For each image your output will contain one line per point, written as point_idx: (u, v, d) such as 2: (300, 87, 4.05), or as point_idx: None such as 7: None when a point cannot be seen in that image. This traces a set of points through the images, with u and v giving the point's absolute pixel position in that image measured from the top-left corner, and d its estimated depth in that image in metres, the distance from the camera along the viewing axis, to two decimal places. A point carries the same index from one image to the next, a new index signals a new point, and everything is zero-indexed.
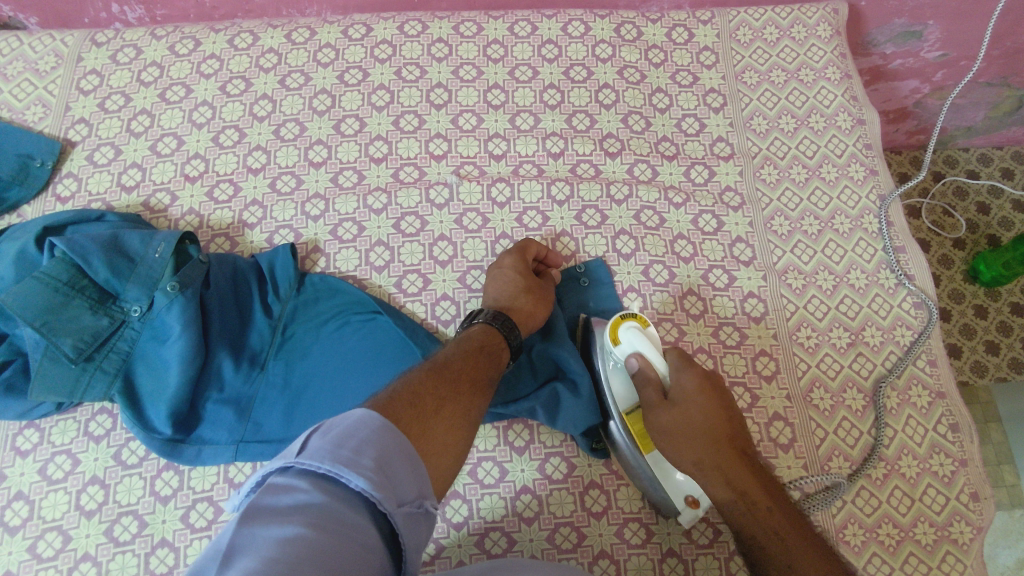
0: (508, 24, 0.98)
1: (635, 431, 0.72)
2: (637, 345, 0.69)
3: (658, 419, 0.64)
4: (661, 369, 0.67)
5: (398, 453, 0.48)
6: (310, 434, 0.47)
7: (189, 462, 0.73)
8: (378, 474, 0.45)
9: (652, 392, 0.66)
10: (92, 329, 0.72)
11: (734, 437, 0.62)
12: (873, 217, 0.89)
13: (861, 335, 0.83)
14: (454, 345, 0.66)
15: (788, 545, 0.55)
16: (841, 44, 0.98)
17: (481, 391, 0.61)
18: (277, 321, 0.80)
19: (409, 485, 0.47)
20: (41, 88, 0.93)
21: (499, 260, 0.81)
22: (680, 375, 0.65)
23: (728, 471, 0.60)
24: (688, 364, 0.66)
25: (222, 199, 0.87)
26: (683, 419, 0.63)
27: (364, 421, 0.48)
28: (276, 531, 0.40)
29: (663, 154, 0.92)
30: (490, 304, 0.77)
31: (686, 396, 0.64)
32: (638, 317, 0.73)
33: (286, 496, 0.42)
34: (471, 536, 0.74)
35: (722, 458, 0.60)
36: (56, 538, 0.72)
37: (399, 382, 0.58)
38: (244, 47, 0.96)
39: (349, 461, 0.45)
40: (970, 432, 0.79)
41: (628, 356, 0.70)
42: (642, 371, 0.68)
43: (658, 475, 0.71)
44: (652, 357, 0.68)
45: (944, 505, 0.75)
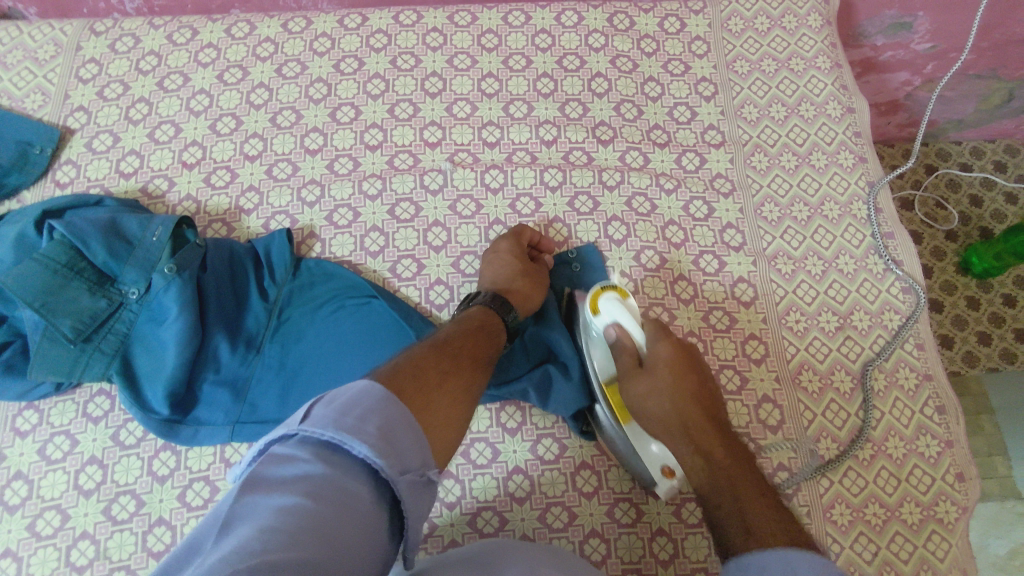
0: (502, 14, 0.99)
1: (613, 400, 0.73)
2: (615, 315, 0.71)
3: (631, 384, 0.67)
4: (639, 339, 0.69)
5: (401, 422, 0.48)
6: (314, 404, 0.48)
7: (186, 442, 0.75)
8: (381, 442, 0.46)
9: (628, 360, 0.69)
10: (91, 310, 0.73)
11: (701, 398, 0.64)
12: (862, 204, 0.90)
13: (849, 319, 0.85)
14: (452, 324, 0.67)
15: (738, 491, 0.56)
16: (831, 34, 0.99)
17: (480, 368, 0.62)
18: (272, 304, 0.81)
19: (412, 454, 0.48)
20: (40, 76, 0.94)
21: (494, 245, 0.82)
22: (655, 345, 0.68)
23: (690, 426, 0.62)
24: (664, 334, 0.68)
25: (219, 186, 0.89)
26: (653, 382, 0.65)
27: (367, 391, 0.49)
28: (278, 499, 0.41)
29: (655, 141, 0.93)
30: (485, 288, 0.78)
31: (658, 362, 0.66)
32: (619, 287, 0.74)
33: (288, 466, 0.44)
34: (464, 516, 0.75)
35: (685, 414, 0.63)
36: (55, 517, 0.73)
37: (402, 356, 0.59)
38: (241, 36, 0.97)
39: (353, 429, 0.45)
40: (956, 414, 0.80)
41: (607, 325, 0.72)
42: (619, 340, 0.70)
43: (634, 444, 0.72)
44: (629, 327, 0.70)
45: (930, 486, 0.77)
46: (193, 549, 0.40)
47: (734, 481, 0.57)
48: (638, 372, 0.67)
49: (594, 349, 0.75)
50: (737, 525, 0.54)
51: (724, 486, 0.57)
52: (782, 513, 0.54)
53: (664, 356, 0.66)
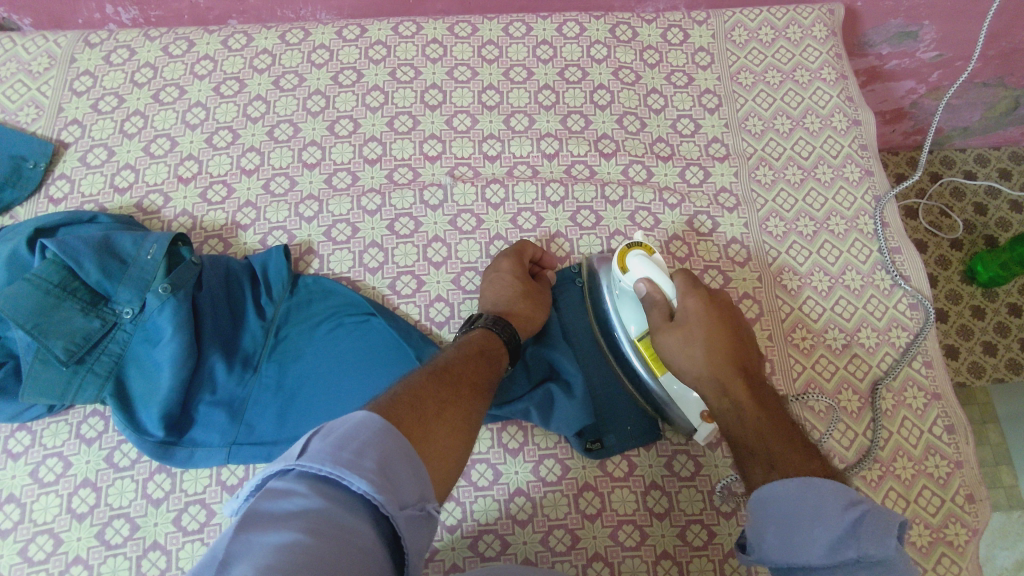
0: (503, 25, 0.98)
1: (648, 354, 0.74)
2: (646, 270, 0.70)
3: (661, 337, 0.66)
4: (669, 293, 0.68)
5: (400, 455, 0.47)
6: (312, 437, 0.46)
7: (181, 464, 0.73)
8: (380, 477, 0.44)
9: (658, 314, 0.67)
10: (84, 331, 0.72)
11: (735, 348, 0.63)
12: (868, 218, 0.89)
13: (856, 336, 0.83)
14: (453, 348, 0.66)
15: (768, 441, 0.56)
16: (837, 44, 0.98)
17: (481, 395, 0.61)
18: (270, 323, 0.80)
19: (411, 487, 0.47)
20: (34, 89, 0.93)
21: (495, 263, 0.80)
22: (686, 297, 0.66)
23: (723, 379, 0.61)
24: (695, 287, 0.66)
25: (215, 201, 0.87)
26: (686, 335, 0.64)
27: (366, 423, 0.48)
28: (275, 536, 0.39)
29: (658, 155, 0.92)
30: (487, 308, 0.77)
31: (690, 314, 0.64)
32: (644, 245, 0.73)
33: (285, 502, 0.42)
34: (465, 539, 0.73)
35: (720, 369, 0.61)
36: (47, 541, 0.71)
37: (399, 385, 0.57)
38: (238, 48, 0.96)
39: (351, 463, 0.44)
40: (965, 433, 0.79)
41: (637, 281, 0.71)
42: (649, 293, 0.69)
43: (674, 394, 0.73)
44: (659, 281, 0.69)
45: (939, 507, 0.75)
46: None
47: (764, 434, 0.57)
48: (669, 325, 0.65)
49: (624, 305, 0.75)
50: (760, 464, 0.56)
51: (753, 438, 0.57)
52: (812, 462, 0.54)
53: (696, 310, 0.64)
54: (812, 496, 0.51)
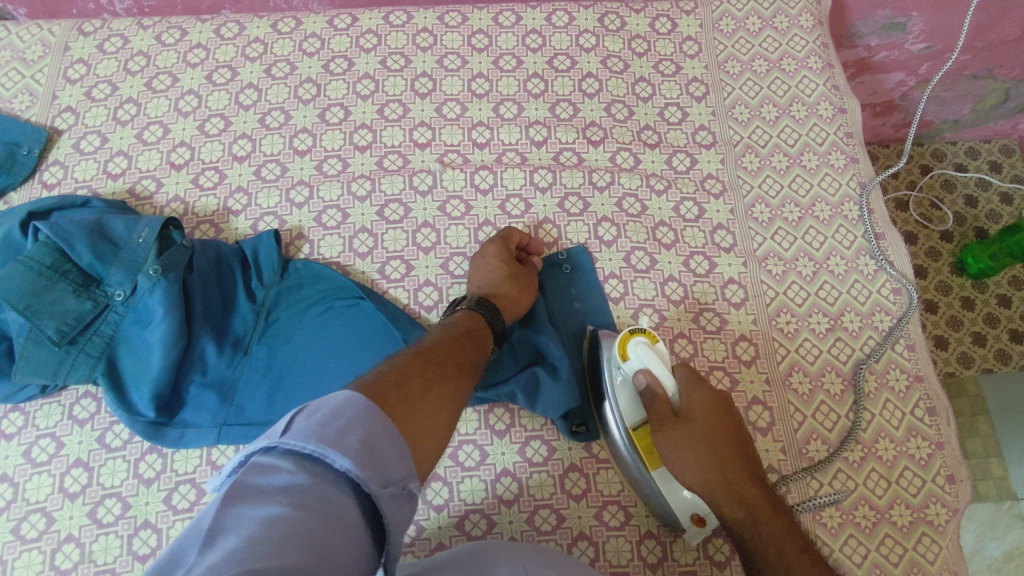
0: (492, 14, 0.99)
1: (643, 447, 0.71)
2: (646, 360, 0.68)
3: (664, 439, 0.64)
4: (670, 387, 0.66)
5: (384, 433, 0.48)
6: (296, 414, 0.47)
7: (172, 444, 0.74)
8: (363, 455, 0.45)
9: (660, 408, 0.65)
10: (76, 312, 0.73)
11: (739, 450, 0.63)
12: (853, 205, 0.90)
13: (840, 320, 0.84)
14: (439, 330, 0.67)
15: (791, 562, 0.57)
16: (823, 34, 0.99)
17: (467, 375, 0.62)
18: (260, 306, 0.81)
19: (396, 466, 0.47)
20: (28, 77, 0.94)
21: (482, 249, 0.82)
22: (691, 394, 0.65)
23: (735, 489, 0.60)
24: (699, 382, 0.66)
25: (207, 187, 0.88)
26: (695, 438, 0.62)
27: (351, 400, 0.48)
28: (259, 512, 0.40)
29: (645, 142, 0.93)
30: (474, 292, 0.78)
31: (696, 414, 0.63)
32: (647, 333, 0.71)
33: (270, 477, 0.43)
34: (451, 518, 0.74)
35: (729, 477, 0.61)
36: (39, 520, 0.73)
37: (385, 364, 0.58)
38: (230, 37, 0.97)
39: (335, 440, 0.45)
40: (947, 415, 0.80)
41: (636, 371, 0.68)
42: (650, 387, 0.67)
43: (665, 490, 0.69)
44: (659, 372, 0.67)
45: (920, 488, 0.76)
46: (174, 559, 0.39)
47: (783, 552, 0.57)
48: (674, 425, 0.63)
49: (620, 391, 0.72)
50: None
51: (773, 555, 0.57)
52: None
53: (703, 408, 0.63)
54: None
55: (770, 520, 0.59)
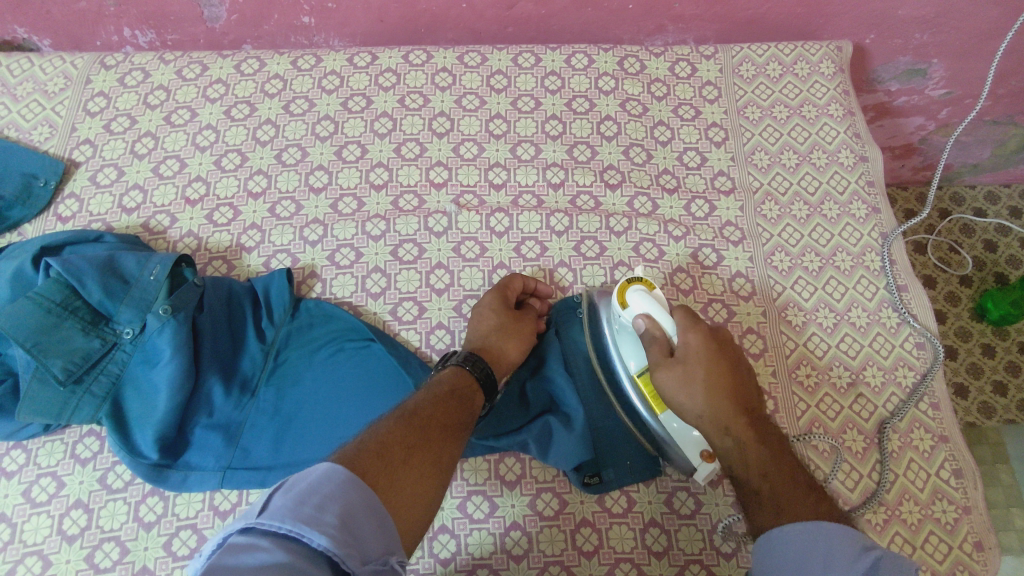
0: (512, 56, 0.99)
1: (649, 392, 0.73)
2: (646, 306, 0.70)
3: (661, 375, 0.66)
4: (669, 329, 0.68)
5: (363, 508, 0.49)
6: (272, 493, 0.48)
7: (174, 488, 0.72)
8: (341, 532, 0.46)
9: (657, 351, 0.67)
10: (83, 351, 0.72)
11: (736, 384, 0.63)
12: (875, 255, 0.88)
13: (862, 375, 0.82)
14: (424, 388, 0.66)
15: (775, 489, 0.58)
16: (844, 81, 0.98)
17: (451, 435, 0.61)
18: (270, 346, 0.80)
19: (375, 541, 0.48)
20: (49, 109, 0.94)
21: (479, 300, 0.80)
22: (686, 334, 0.66)
23: (722, 412, 0.62)
24: (695, 323, 0.66)
25: (221, 223, 0.88)
26: (688, 375, 0.64)
27: (326, 476, 0.49)
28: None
29: (663, 187, 0.92)
30: (465, 346, 0.77)
31: (690, 354, 0.64)
32: (644, 280, 0.73)
33: (248, 557, 0.43)
34: (458, 573, 0.72)
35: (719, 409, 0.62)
36: (36, 563, 0.71)
37: (367, 431, 0.58)
38: (250, 73, 0.97)
39: (312, 519, 0.46)
40: (973, 477, 0.77)
41: (636, 316, 0.70)
42: (649, 330, 0.69)
43: (673, 432, 0.72)
44: (658, 316, 0.69)
45: (946, 554, 0.73)
46: None
47: (769, 477, 0.58)
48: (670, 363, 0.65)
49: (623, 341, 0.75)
50: (769, 510, 0.57)
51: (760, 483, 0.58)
52: (819, 503, 0.56)
53: (697, 347, 0.64)
54: (827, 544, 0.52)
55: (758, 453, 0.60)
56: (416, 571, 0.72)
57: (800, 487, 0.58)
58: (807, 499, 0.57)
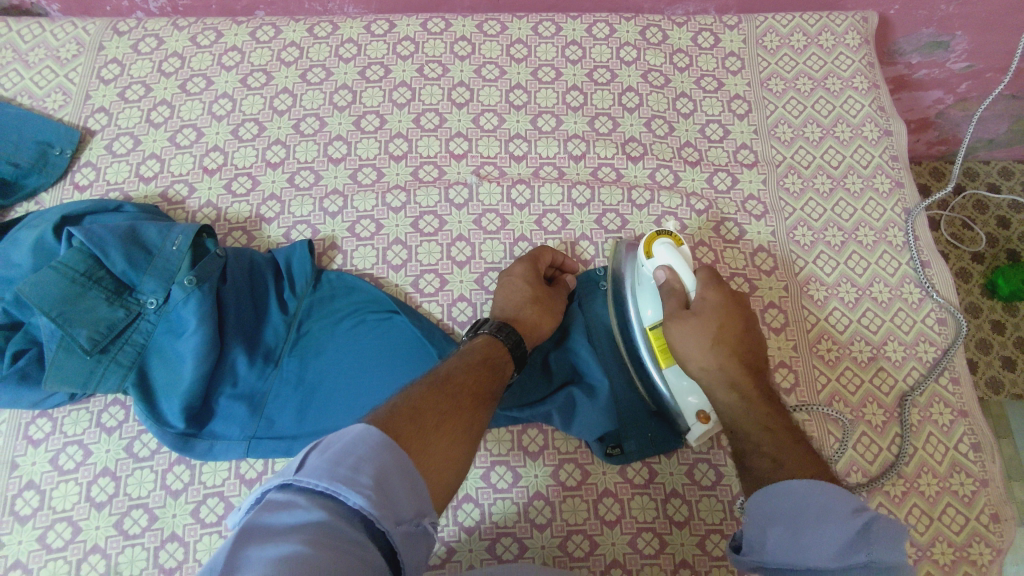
0: (532, 24, 0.97)
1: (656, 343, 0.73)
2: (670, 260, 0.71)
3: (676, 329, 0.67)
4: (689, 285, 0.69)
5: (397, 470, 0.48)
6: (310, 451, 0.48)
7: (201, 456, 0.73)
8: (376, 493, 0.45)
9: (674, 303, 0.69)
10: (108, 321, 0.71)
11: (747, 343, 0.66)
12: (898, 230, 0.88)
13: (882, 349, 0.82)
14: (456, 356, 0.66)
15: (775, 440, 0.59)
16: (869, 53, 0.97)
17: (482, 404, 0.61)
18: (292, 317, 0.79)
19: (409, 502, 0.48)
20: (62, 76, 0.93)
21: (509, 269, 0.80)
22: (705, 291, 0.67)
23: (729, 368, 0.64)
24: (715, 283, 0.68)
25: (240, 193, 0.87)
26: (702, 326, 0.65)
27: (363, 437, 0.49)
28: (275, 548, 0.40)
29: (685, 159, 0.91)
30: (496, 313, 0.76)
31: (707, 309, 0.66)
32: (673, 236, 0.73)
33: (286, 513, 0.43)
34: (482, 541, 0.73)
35: (728, 362, 0.64)
36: (65, 529, 0.71)
37: (398, 396, 0.58)
38: (266, 40, 0.95)
39: (347, 479, 0.45)
40: (992, 451, 0.77)
41: (658, 268, 0.71)
42: (670, 282, 0.70)
43: (672, 388, 0.74)
44: (681, 272, 0.70)
45: (963, 526, 0.74)
46: None
47: (770, 431, 0.60)
48: (685, 316, 0.67)
49: (640, 292, 0.76)
50: (767, 458, 0.58)
51: (760, 433, 0.60)
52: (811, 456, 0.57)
53: (714, 303, 0.66)
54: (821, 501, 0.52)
55: (758, 402, 0.62)
56: (441, 538, 0.73)
57: (799, 446, 0.58)
58: (803, 452, 0.58)
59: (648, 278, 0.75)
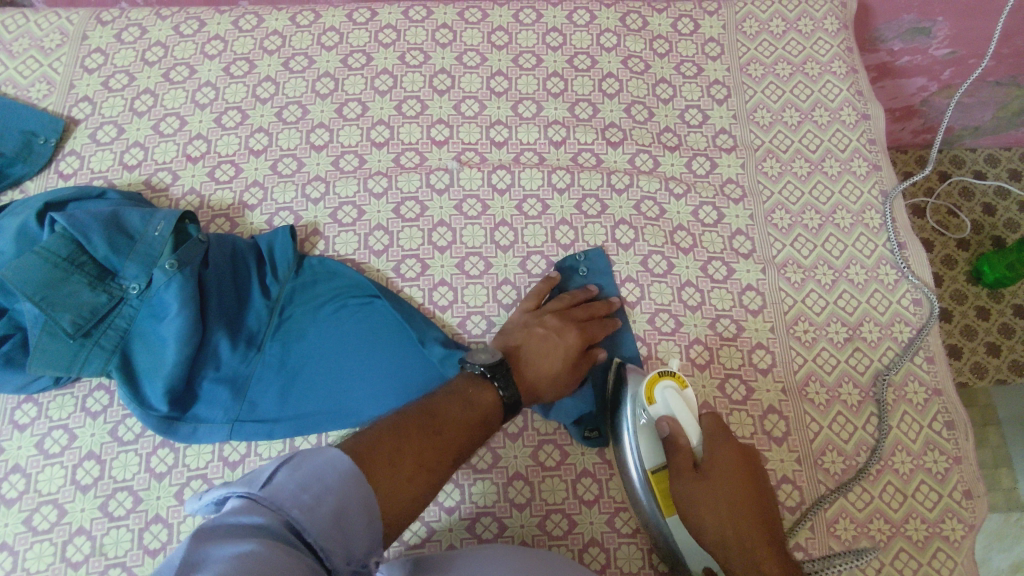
0: (513, 11, 0.98)
1: (659, 492, 0.68)
2: (672, 407, 0.67)
3: (684, 490, 0.63)
4: (694, 439, 0.66)
5: (360, 506, 0.49)
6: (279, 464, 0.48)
7: (184, 439, 0.74)
8: (332, 527, 0.47)
9: (681, 459, 0.65)
10: (91, 305, 0.72)
11: (760, 496, 0.62)
12: (875, 213, 0.89)
13: (859, 330, 0.83)
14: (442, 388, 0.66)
15: None
16: (848, 38, 0.97)
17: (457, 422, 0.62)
18: (275, 302, 0.80)
19: (361, 540, 0.49)
20: (46, 65, 0.94)
21: (559, 316, 0.77)
22: (715, 447, 0.64)
23: (748, 543, 0.59)
24: (722, 436, 0.65)
25: (223, 180, 0.88)
26: (713, 490, 0.62)
27: (333, 463, 0.50)
28: (232, 548, 0.40)
29: (665, 144, 0.92)
30: (528, 353, 0.74)
31: (717, 468, 0.63)
32: (675, 376, 0.70)
33: (246, 517, 0.44)
34: (462, 520, 0.74)
35: (745, 535, 0.59)
36: (51, 512, 0.73)
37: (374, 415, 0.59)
38: (249, 29, 0.96)
39: (310, 504, 0.46)
40: (965, 430, 0.79)
41: (660, 417, 0.67)
42: (672, 435, 0.66)
43: (681, 540, 0.67)
44: (684, 421, 0.66)
45: (936, 502, 0.75)
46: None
47: None
48: (694, 477, 0.63)
49: (642, 437, 0.70)
50: None
51: None
52: None
53: (723, 460, 0.63)
54: None
55: None
56: (422, 519, 0.74)
57: None
58: None
59: (649, 422, 0.70)
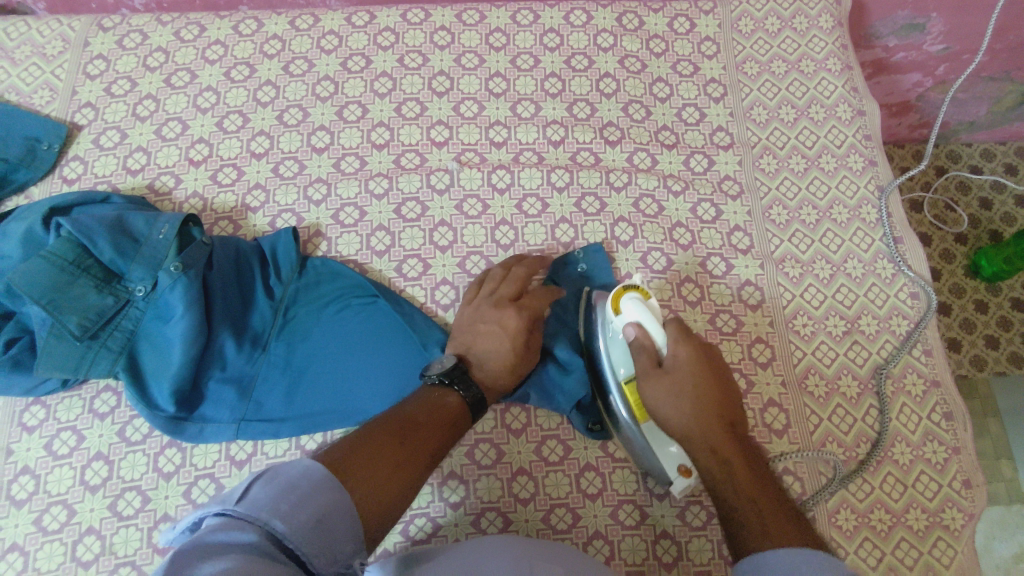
0: (510, 13, 0.99)
1: (632, 398, 0.70)
2: (637, 314, 0.66)
3: (649, 389, 0.63)
4: (658, 341, 0.65)
5: (342, 509, 0.50)
6: (255, 480, 0.49)
7: (191, 439, 0.75)
8: (314, 531, 0.47)
9: (644, 360, 0.65)
10: (98, 307, 0.73)
11: (722, 390, 0.62)
12: (872, 207, 0.90)
13: (857, 323, 0.84)
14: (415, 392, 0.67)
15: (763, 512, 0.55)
16: (842, 35, 0.98)
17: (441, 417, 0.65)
18: (278, 303, 0.81)
19: (346, 540, 0.49)
20: (48, 72, 0.94)
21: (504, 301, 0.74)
22: (676, 347, 0.63)
23: (708, 434, 0.60)
24: (686, 337, 0.64)
25: (225, 183, 0.89)
26: (675, 386, 0.62)
27: (308, 472, 0.51)
28: (209, 565, 0.40)
29: (663, 143, 0.93)
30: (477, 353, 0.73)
31: (678, 366, 0.63)
32: (641, 287, 0.69)
33: (223, 534, 0.44)
34: (468, 515, 0.75)
35: (706, 424, 0.60)
36: (61, 512, 0.73)
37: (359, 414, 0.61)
38: (249, 34, 0.97)
39: (286, 513, 0.47)
40: (964, 420, 0.79)
41: (626, 324, 0.67)
42: (638, 339, 0.66)
43: (652, 442, 0.70)
44: (649, 327, 0.65)
45: (935, 492, 0.76)
46: None
47: (760, 504, 0.56)
48: (657, 376, 0.63)
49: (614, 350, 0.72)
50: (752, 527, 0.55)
51: (751, 506, 0.56)
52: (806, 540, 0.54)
53: (685, 361, 0.63)
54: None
55: (746, 475, 0.58)
56: (427, 514, 0.75)
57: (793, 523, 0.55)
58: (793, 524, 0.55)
59: (618, 334, 0.70)
